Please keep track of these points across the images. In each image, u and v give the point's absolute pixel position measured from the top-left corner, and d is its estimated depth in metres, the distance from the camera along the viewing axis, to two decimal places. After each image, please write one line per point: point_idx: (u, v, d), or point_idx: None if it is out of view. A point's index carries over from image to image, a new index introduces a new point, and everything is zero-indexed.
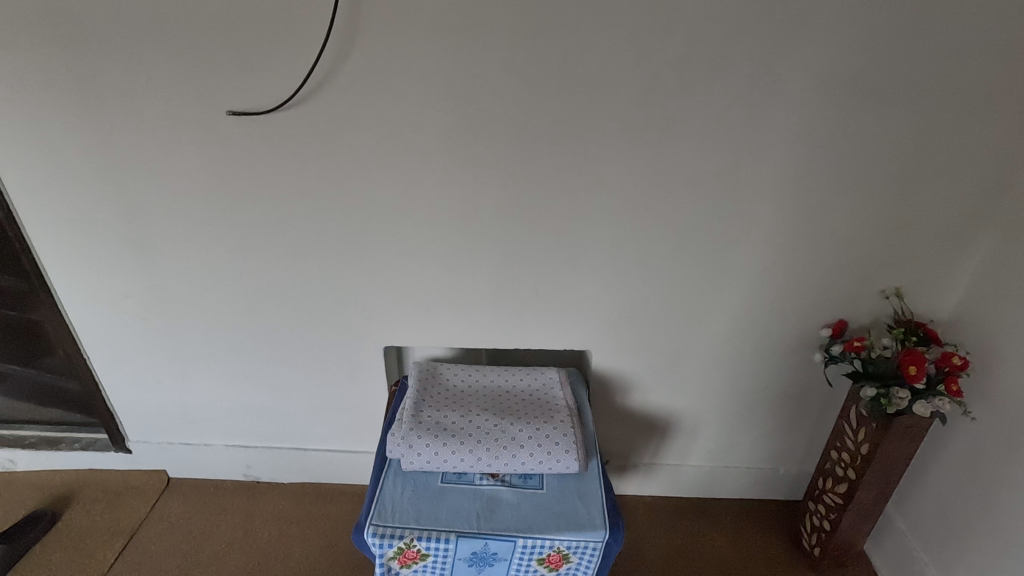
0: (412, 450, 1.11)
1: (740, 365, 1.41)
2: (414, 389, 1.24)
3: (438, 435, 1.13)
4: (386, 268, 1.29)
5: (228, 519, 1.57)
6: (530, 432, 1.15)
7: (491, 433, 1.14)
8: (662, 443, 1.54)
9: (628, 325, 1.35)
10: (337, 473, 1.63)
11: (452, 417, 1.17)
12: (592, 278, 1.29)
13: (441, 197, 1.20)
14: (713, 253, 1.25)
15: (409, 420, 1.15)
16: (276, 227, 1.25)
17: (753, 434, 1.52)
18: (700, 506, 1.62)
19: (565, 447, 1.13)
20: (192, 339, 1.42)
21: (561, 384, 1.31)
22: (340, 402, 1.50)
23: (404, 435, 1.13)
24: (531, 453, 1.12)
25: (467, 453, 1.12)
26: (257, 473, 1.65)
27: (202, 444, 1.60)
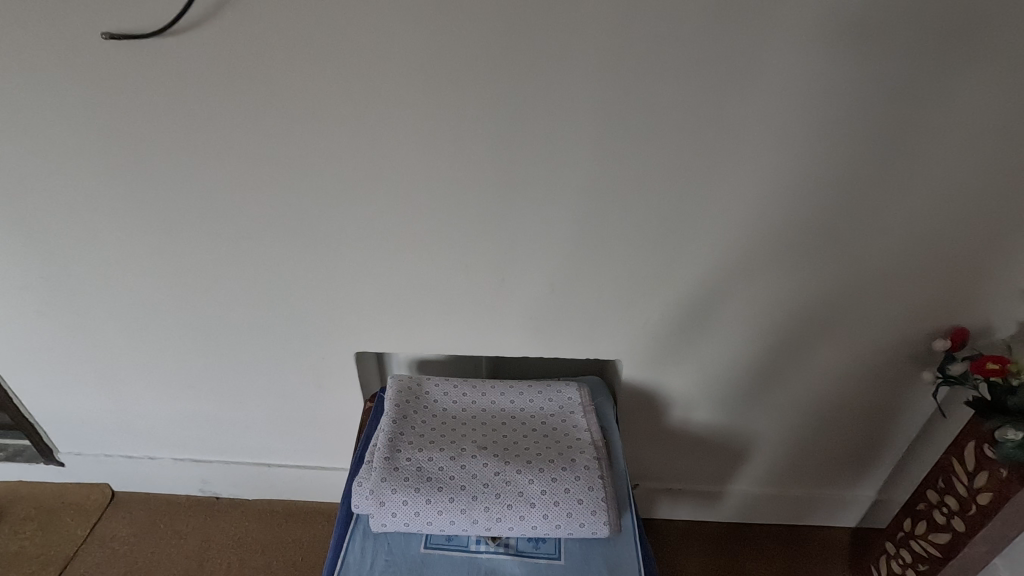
0: (384, 507, 0.83)
1: (810, 378, 1.09)
2: (391, 416, 0.94)
3: (419, 487, 0.84)
4: (350, 256, 0.97)
5: (180, 545, 1.32)
6: (544, 483, 0.85)
7: (491, 484, 0.85)
8: (701, 466, 1.25)
9: (668, 331, 1.03)
10: (308, 490, 1.37)
11: (439, 459, 0.88)
12: (625, 272, 0.96)
13: (419, 162, 0.87)
14: (793, 241, 0.92)
15: (381, 464, 0.86)
16: (200, 201, 0.93)
17: (815, 457, 1.23)
18: (742, 534, 1.34)
19: (590, 506, 0.83)
20: (114, 339, 1.13)
21: (584, 406, 1.00)
22: (306, 413, 1.21)
23: (374, 486, 0.84)
24: (545, 516, 0.83)
25: (458, 513, 0.83)
26: (216, 488, 1.39)
27: (146, 457, 1.34)
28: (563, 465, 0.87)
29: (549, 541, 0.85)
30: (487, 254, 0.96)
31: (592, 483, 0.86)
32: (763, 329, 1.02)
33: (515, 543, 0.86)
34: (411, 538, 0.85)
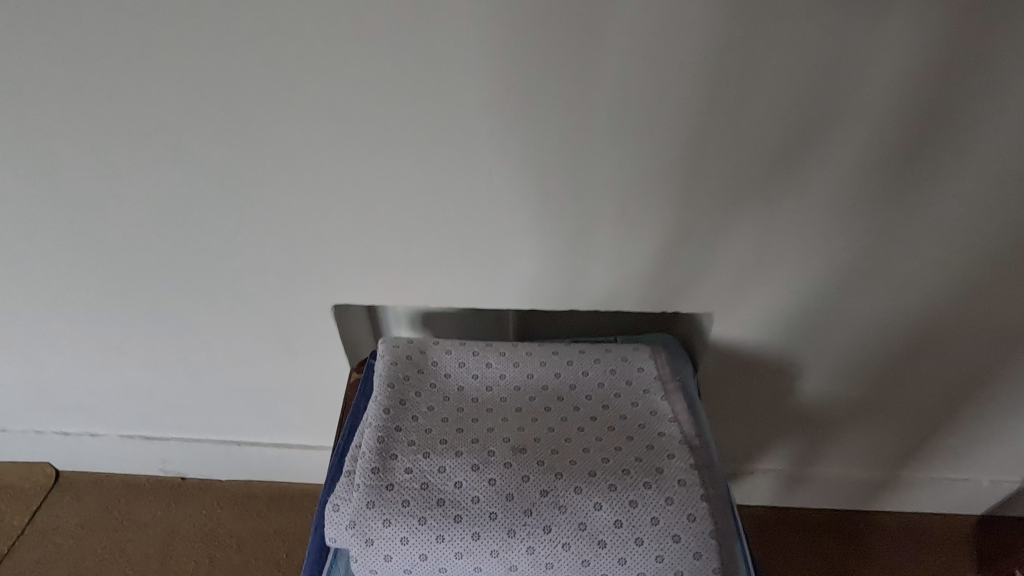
0: (373, 547, 0.54)
1: (963, 338, 0.80)
2: (380, 401, 0.64)
3: (426, 519, 0.55)
4: (331, 166, 0.68)
5: (137, 538, 1.06)
6: (617, 511, 0.56)
7: (536, 511, 0.56)
8: (792, 445, 0.98)
9: (774, 262, 0.73)
10: (294, 474, 1.11)
11: (455, 471, 0.58)
12: (725, 186, 0.67)
13: (429, 13, 0.57)
14: (986, 136, 0.61)
15: (365, 481, 0.56)
16: (94, 77, 0.63)
17: (944, 437, 0.95)
18: (840, 525, 1.05)
19: (691, 547, 0.54)
20: (17, 285, 0.85)
21: (661, 380, 0.70)
22: (279, 382, 0.93)
23: (356, 516, 0.55)
24: (621, 562, 0.54)
25: (487, 557, 0.54)
26: (181, 468, 1.13)
27: (90, 433, 1.08)
28: (643, 480, 0.58)
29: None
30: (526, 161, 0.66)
31: (691, 509, 0.56)
32: (913, 270, 0.73)
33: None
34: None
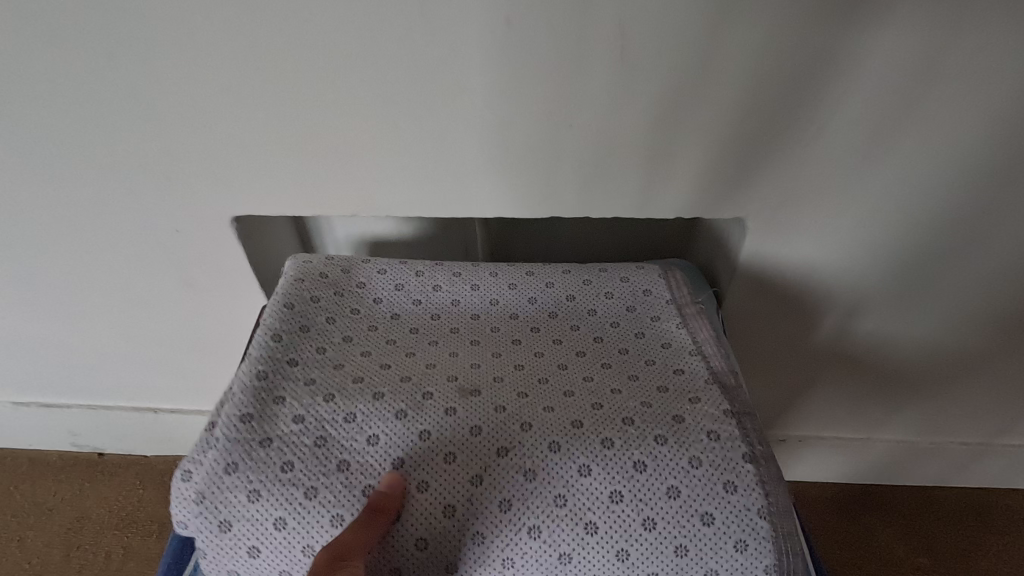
0: (233, 533, 0.39)
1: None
2: (268, 330, 0.47)
3: (317, 490, 0.39)
4: (245, 78, 0.50)
5: (38, 524, 0.88)
6: (614, 480, 0.39)
7: (489, 481, 0.40)
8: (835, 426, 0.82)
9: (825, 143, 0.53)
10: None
11: (370, 423, 0.42)
12: (778, 92, 0.50)
13: None
14: None
15: (230, 438, 0.40)
16: None
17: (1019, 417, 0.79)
18: (885, 499, 0.87)
19: (731, 535, 0.38)
20: None
21: (675, 303, 0.52)
22: (188, 330, 0.74)
23: (206, 489, 0.39)
24: (619, 554, 0.38)
25: (416, 546, 0.39)
26: (96, 442, 0.95)
27: None
28: (655, 436, 0.41)
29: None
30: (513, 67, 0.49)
31: (728, 476, 0.40)
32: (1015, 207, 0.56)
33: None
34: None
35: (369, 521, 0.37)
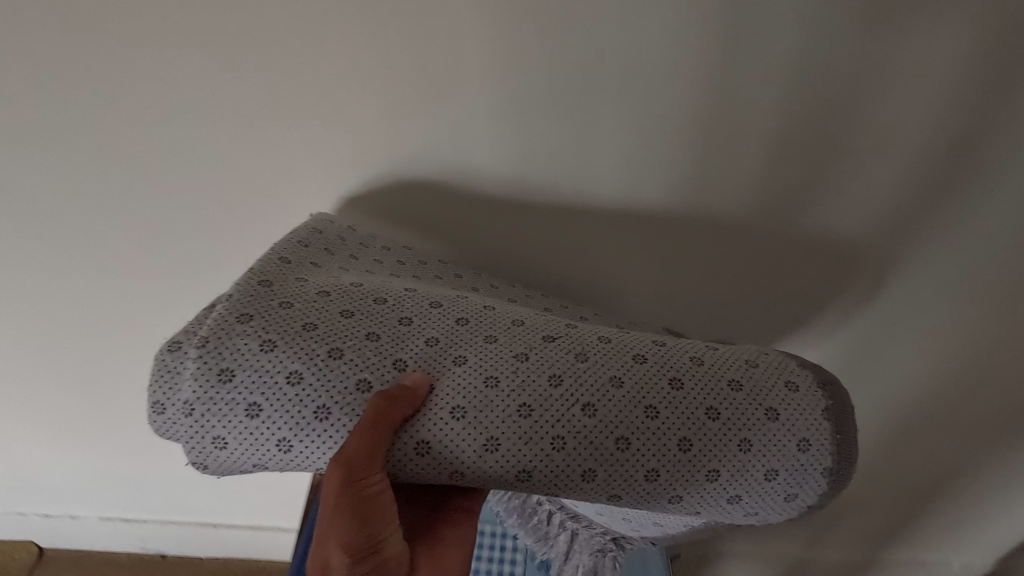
0: (233, 381, 0.42)
1: (901, 342, 0.77)
2: (292, 252, 0.56)
3: (295, 343, 0.44)
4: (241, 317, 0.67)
5: None
6: (670, 371, 0.47)
7: (535, 361, 0.46)
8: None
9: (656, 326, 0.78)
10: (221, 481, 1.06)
11: (427, 326, 0.48)
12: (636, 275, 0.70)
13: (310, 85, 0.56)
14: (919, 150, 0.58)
15: (251, 299, 0.46)
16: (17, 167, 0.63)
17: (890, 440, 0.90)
18: None
19: (796, 433, 0.46)
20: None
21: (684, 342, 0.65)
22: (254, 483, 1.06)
23: (216, 335, 0.43)
24: (650, 408, 0.44)
25: (448, 415, 0.42)
26: (161, 547, 1.20)
27: (67, 515, 1.14)
28: (696, 354, 0.49)
29: (678, 504, 0.45)
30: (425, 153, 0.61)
31: (788, 377, 0.48)
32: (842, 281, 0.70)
33: (589, 498, 0.45)
34: (289, 471, 0.42)
35: (374, 424, 0.41)
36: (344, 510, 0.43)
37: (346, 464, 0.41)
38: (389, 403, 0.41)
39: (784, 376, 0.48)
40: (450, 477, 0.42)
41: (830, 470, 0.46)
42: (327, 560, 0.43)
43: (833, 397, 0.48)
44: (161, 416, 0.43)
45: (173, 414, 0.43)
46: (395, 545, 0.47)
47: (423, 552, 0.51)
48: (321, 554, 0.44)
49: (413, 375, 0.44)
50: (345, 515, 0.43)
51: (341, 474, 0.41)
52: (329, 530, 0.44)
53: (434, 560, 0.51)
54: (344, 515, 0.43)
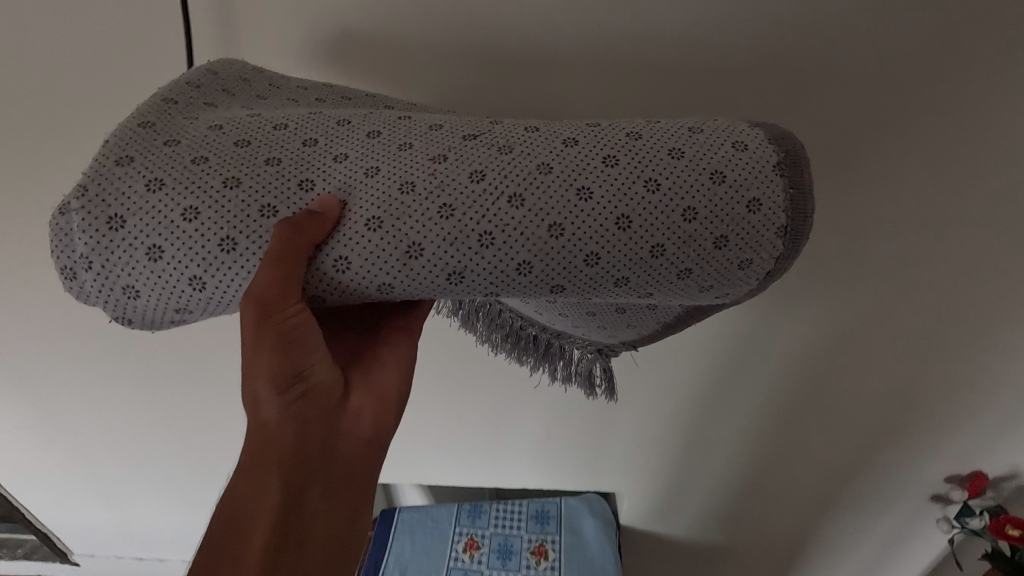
0: (126, 226, 0.38)
1: (889, 196, 0.69)
2: (179, 95, 0.49)
3: (190, 179, 0.40)
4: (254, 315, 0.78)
5: None
6: (605, 149, 0.42)
7: (455, 160, 0.41)
8: (718, 349, 0.89)
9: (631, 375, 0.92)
10: (212, 413, 1.07)
11: (335, 144, 0.43)
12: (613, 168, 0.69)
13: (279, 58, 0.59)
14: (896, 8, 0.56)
15: (130, 141, 0.41)
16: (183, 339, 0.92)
17: (889, 327, 0.83)
18: None
19: (745, 194, 0.42)
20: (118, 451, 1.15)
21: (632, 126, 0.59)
22: None
23: (97, 182, 0.39)
24: (583, 190, 0.41)
25: (364, 226, 0.39)
26: None
27: (158, 559, 1.42)
28: (635, 129, 0.44)
29: (626, 286, 0.44)
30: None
31: (736, 138, 0.44)
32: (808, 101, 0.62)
33: (531, 291, 0.43)
34: (213, 313, 0.40)
35: (281, 257, 0.38)
36: (266, 345, 0.41)
37: (257, 299, 0.39)
38: (292, 231, 0.38)
39: (728, 138, 0.44)
40: (380, 289, 0.41)
41: (783, 228, 0.43)
42: (257, 392, 0.43)
43: (787, 152, 0.44)
44: (73, 279, 0.40)
45: (75, 271, 0.40)
46: (326, 373, 0.47)
47: (358, 375, 0.52)
48: (251, 388, 0.43)
49: (321, 201, 0.40)
50: (268, 349, 0.41)
51: (253, 308, 0.39)
52: (254, 366, 0.42)
53: (370, 383, 0.52)
54: (267, 350, 0.41)
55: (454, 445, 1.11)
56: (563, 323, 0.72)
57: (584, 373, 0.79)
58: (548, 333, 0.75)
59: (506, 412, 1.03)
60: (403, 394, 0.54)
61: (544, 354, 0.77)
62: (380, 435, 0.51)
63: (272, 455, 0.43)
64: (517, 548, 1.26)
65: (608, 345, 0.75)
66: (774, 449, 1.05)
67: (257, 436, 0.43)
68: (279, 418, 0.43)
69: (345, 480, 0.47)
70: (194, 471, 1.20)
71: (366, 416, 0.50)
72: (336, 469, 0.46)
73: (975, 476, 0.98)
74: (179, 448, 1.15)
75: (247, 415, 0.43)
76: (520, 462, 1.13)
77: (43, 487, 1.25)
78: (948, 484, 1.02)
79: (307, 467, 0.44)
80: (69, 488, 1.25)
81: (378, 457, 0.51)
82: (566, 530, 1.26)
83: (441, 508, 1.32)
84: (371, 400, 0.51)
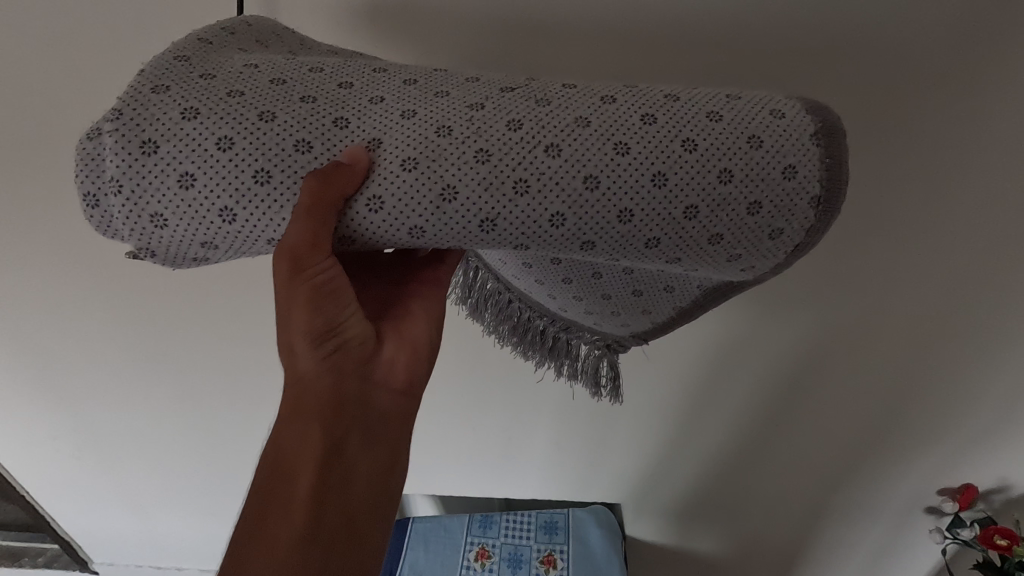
0: (159, 152, 0.38)
1: (916, 196, 0.68)
2: (214, 36, 0.48)
3: (226, 109, 0.39)
4: None
5: None
6: (643, 108, 0.42)
7: (493, 108, 0.41)
8: (740, 361, 0.89)
9: (652, 377, 0.93)
10: (230, 398, 1.04)
11: (370, 87, 0.43)
12: None
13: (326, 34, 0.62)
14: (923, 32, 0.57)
15: (165, 71, 0.41)
16: (211, 336, 0.93)
17: (913, 336, 0.81)
18: None
19: (781, 160, 0.42)
20: (138, 449, 1.14)
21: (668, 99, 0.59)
22: None
23: (132, 106, 0.39)
24: (619, 147, 0.40)
25: (399, 167, 0.39)
26: None
27: (172, 570, 1.41)
28: (671, 91, 0.44)
29: (656, 248, 0.44)
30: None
31: (773, 107, 0.43)
32: (834, 93, 0.62)
33: (561, 246, 0.43)
34: (242, 244, 0.40)
35: (313, 207, 0.37)
36: (302, 296, 0.41)
37: (293, 249, 0.38)
38: (322, 180, 0.37)
39: (766, 108, 0.44)
40: (411, 234, 0.40)
41: (816, 199, 0.43)
42: (293, 344, 0.42)
43: (824, 122, 0.43)
44: (94, 206, 0.39)
45: (101, 197, 0.39)
46: (358, 325, 0.46)
47: (389, 326, 0.51)
48: (286, 340, 0.42)
49: (351, 153, 0.39)
50: (304, 301, 0.41)
51: (291, 257, 0.39)
52: (290, 317, 0.42)
53: (400, 334, 0.51)
54: (303, 301, 0.41)
55: (472, 446, 1.09)
56: (575, 311, 0.64)
57: (590, 372, 0.69)
58: (556, 326, 0.67)
59: (525, 412, 1.01)
60: (433, 345, 0.53)
61: (549, 352, 0.68)
62: (413, 385, 0.50)
63: (309, 405, 0.42)
64: (527, 557, 1.23)
65: (618, 339, 0.66)
66: (795, 459, 1.03)
67: (293, 387, 0.43)
68: (315, 370, 0.43)
69: (381, 428, 0.46)
70: (207, 462, 1.16)
71: (399, 366, 0.49)
72: (371, 418, 0.46)
73: (966, 489, 0.96)
74: (193, 437, 1.12)
75: (283, 368, 0.43)
76: (536, 465, 1.11)
77: (51, 484, 1.21)
78: (941, 496, 1.00)
79: (342, 416, 0.43)
80: (81, 485, 1.22)
81: (412, 406, 0.50)
82: (570, 537, 1.22)
83: (453, 517, 1.28)
84: (403, 352, 0.50)
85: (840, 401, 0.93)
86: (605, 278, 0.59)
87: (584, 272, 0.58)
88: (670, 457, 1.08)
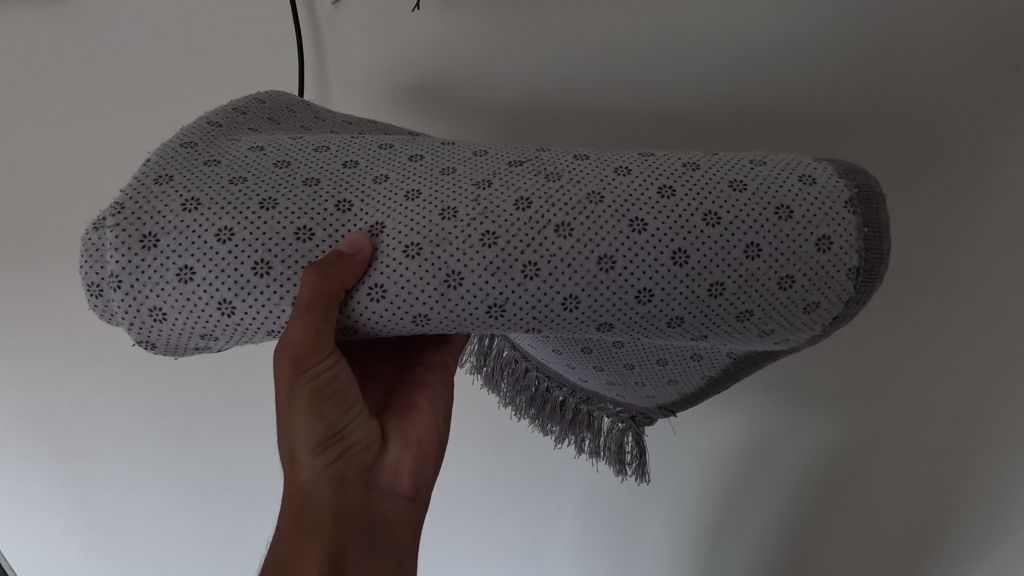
0: (159, 246, 0.37)
1: (973, 249, 0.61)
2: (224, 117, 0.48)
3: (227, 199, 0.38)
4: None
5: None
6: (659, 179, 0.40)
7: (500, 185, 0.39)
8: (762, 450, 0.82)
9: (662, 464, 0.88)
10: (230, 476, 1.00)
11: (376, 165, 0.42)
12: None
13: None
14: (920, 127, 0.56)
15: (171, 159, 0.41)
16: (216, 422, 0.93)
17: (967, 424, 0.71)
18: None
19: (813, 230, 0.38)
20: (133, 542, 1.10)
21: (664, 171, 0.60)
22: None
23: (135, 199, 0.38)
24: (635, 224, 0.38)
25: (402, 254, 0.37)
26: None
27: None
28: (691, 159, 0.42)
29: (679, 327, 0.40)
30: (366, 18, 0.59)
31: (802, 172, 0.40)
32: (842, 151, 0.59)
33: (576, 328, 0.40)
34: (242, 330, 0.39)
35: (313, 305, 0.36)
36: (304, 402, 0.39)
37: (295, 350, 0.37)
38: (322, 276, 0.36)
39: (797, 174, 0.40)
40: (414, 322, 0.38)
41: (855, 270, 0.39)
42: (295, 452, 0.40)
43: (860, 188, 0.40)
44: (97, 297, 0.38)
45: (101, 289, 0.38)
46: (362, 429, 0.44)
47: (394, 424, 0.49)
48: (288, 448, 0.40)
49: (353, 241, 0.38)
50: (304, 405, 0.39)
51: (292, 361, 0.38)
52: (291, 425, 0.40)
53: (405, 432, 0.49)
54: (304, 408, 0.39)
55: (473, 542, 1.02)
56: (596, 381, 0.62)
57: (615, 448, 0.65)
58: (575, 397, 0.64)
59: (543, 495, 0.94)
60: (439, 442, 0.51)
61: (569, 425, 0.66)
62: (419, 488, 0.47)
63: (310, 518, 0.40)
64: None
65: (643, 411, 0.62)
66: None
67: (293, 498, 0.41)
68: (316, 479, 0.41)
69: (385, 538, 0.44)
70: (200, 552, 1.10)
71: (405, 469, 0.47)
72: (375, 527, 0.43)
73: None
74: (193, 520, 1.06)
75: (284, 477, 0.41)
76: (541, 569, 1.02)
77: (45, 570, 1.16)
78: None
79: (345, 529, 0.41)
80: None
81: (419, 512, 0.47)
82: None
83: None
84: (408, 452, 0.48)
85: (900, 504, 0.80)
86: (627, 347, 0.56)
87: (605, 343, 0.56)
88: (703, 561, 0.95)
